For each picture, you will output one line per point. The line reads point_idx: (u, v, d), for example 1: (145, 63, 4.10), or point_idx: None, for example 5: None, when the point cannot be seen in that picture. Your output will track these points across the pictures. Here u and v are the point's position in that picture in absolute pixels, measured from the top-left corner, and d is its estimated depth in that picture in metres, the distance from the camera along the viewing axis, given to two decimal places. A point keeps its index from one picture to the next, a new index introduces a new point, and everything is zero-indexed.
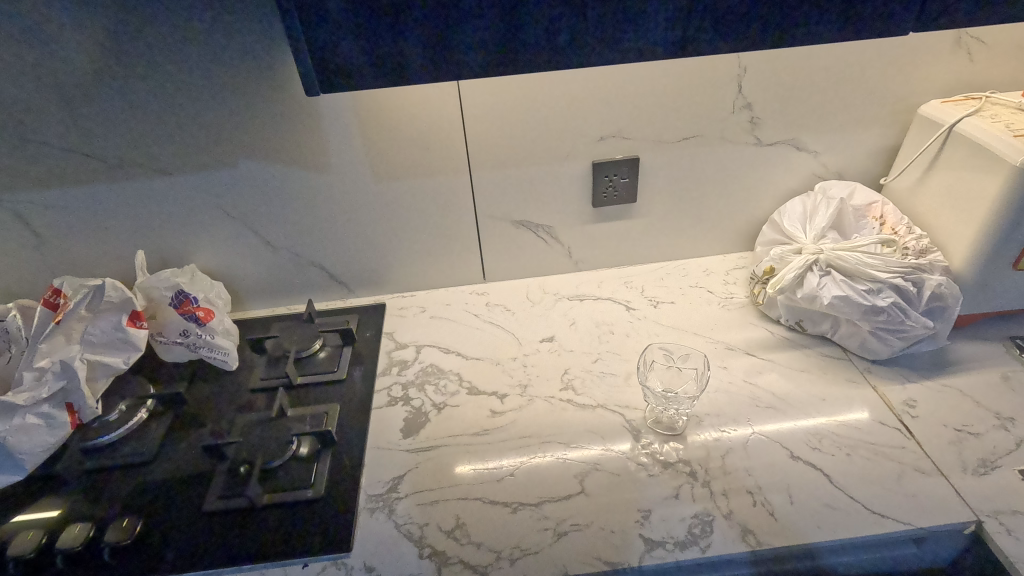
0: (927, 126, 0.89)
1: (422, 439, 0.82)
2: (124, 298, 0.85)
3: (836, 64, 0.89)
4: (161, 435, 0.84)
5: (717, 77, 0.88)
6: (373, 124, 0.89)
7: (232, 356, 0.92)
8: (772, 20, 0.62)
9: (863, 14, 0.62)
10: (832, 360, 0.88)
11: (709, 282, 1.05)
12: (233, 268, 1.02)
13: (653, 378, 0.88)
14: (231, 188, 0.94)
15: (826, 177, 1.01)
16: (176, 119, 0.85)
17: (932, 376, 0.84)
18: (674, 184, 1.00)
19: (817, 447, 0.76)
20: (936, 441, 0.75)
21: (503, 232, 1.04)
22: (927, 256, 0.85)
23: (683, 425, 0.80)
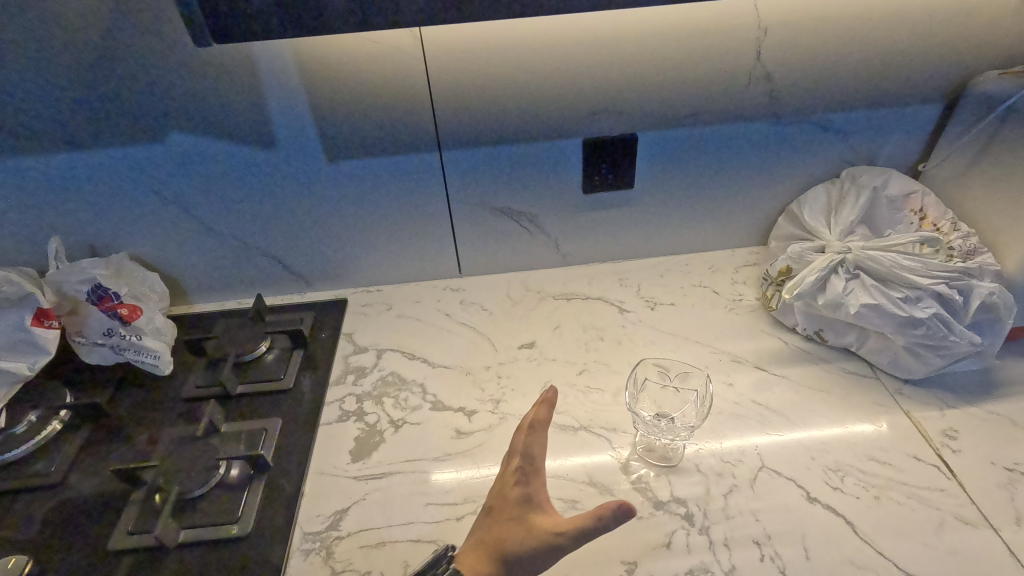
0: (982, 103, 0.75)
1: (374, 464, 0.70)
2: (23, 293, 0.73)
3: (876, 26, 0.74)
4: (74, 452, 0.73)
5: (733, 40, 0.74)
6: (323, 94, 0.75)
7: (164, 360, 0.80)
8: None
9: None
10: (857, 378, 0.75)
11: (715, 281, 0.92)
12: (172, 257, 0.90)
13: (645, 402, 0.75)
14: (161, 166, 0.81)
15: (855, 162, 0.87)
16: (85, 81, 0.72)
17: (976, 401, 0.71)
18: (678, 168, 0.86)
19: (838, 487, 0.63)
20: (982, 484, 0.62)
21: (480, 220, 0.91)
22: (975, 259, 0.72)
23: (678, 458, 0.67)
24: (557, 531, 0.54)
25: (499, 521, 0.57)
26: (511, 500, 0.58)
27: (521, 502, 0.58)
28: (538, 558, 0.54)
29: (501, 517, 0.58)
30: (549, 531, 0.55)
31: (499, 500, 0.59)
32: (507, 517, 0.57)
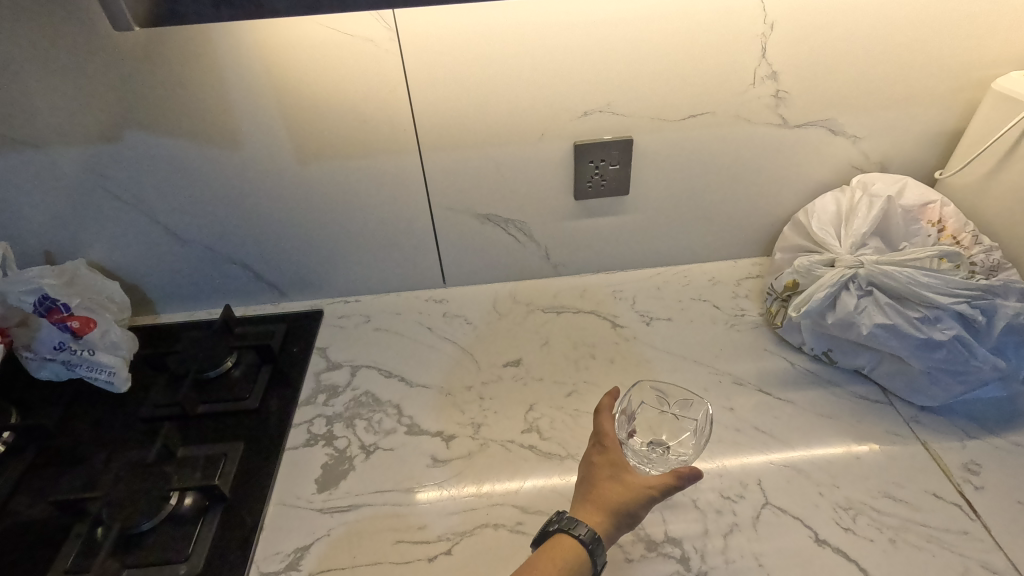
0: (1005, 106, 0.69)
1: (341, 495, 0.64)
2: None
3: (891, 23, 0.68)
4: (15, 478, 0.67)
5: (736, 36, 0.68)
6: (292, 91, 0.70)
7: (121, 376, 0.75)
8: None
9: None
10: (869, 404, 0.69)
11: (715, 294, 0.86)
12: (134, 265, 0.84)
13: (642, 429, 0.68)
14: (120, 168, 0.75)
15: (866, 168, 0.81)
16: (32, 72, 0.66)
17: (1000, 431, 0.65)
18: (676, 173, 0.81)
19: (850, 527, 0.58)
20: (1009, 526, 0.57)
21: (464, 228, 0.85)
22: (998, 276, 0.67)
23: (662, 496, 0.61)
24: (650, 483, 0.54)
25: (596, 485, 0.56)
26: (598, 466, 0.57)
27: (609, 465, 0.57)
28: (639, 511, 0.53)
29: (596, 482, 0.56)
30: (643, 485, 0.54)
31: (587, 470, 0.58)
32: (600, 481, 0.56)
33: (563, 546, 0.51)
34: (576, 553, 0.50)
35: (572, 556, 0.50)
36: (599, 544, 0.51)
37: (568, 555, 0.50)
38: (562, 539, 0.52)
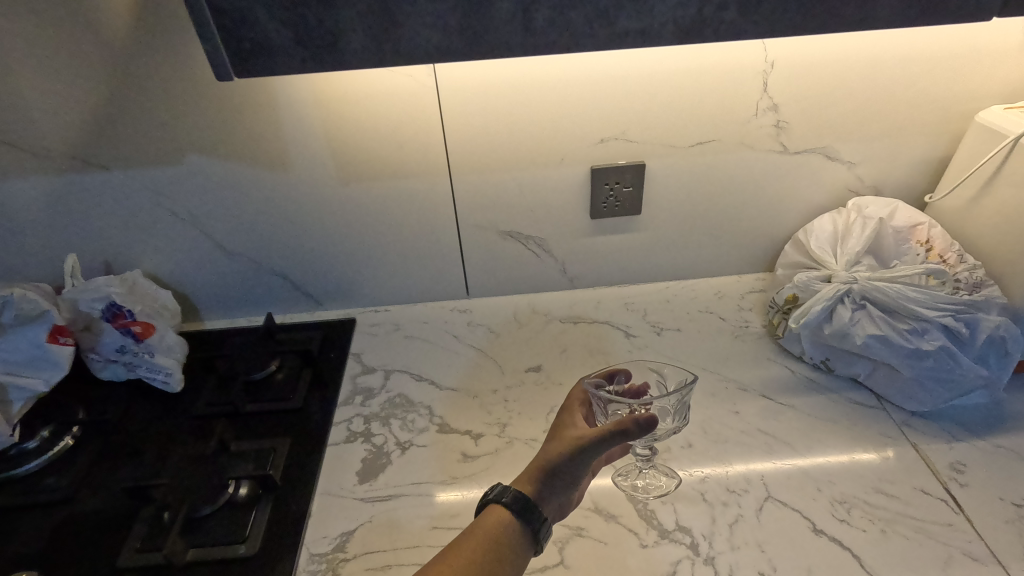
0: (986, 137, 0.76)
1: (380, 486, 0.71)
2: (38, 309, 0.73)
3: (880, 62, 0.75)
4: (85, 469, 0.74)
5: (740, 73, 0.75)
6: (337, 120, 0.77)
7: (176, 376, 0.82)
8: (811, 17, 0.47)
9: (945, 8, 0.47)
10: (864, 409, 0.75)
11: (721, 307, 0.93)
12: (185, 276, 0.91)
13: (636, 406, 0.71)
14: (179, 189, 0.82)
15: (861, 192, 0.88)
16: (109, 103, 0.74)
17: (984, 433, 0.70)
18: (684, 194, 0.87)
19: (845, 519, 0.63)
20: (990, 519, 0.62)
21: (489, 243, 0.92)
22: (982, 291, 0.73)
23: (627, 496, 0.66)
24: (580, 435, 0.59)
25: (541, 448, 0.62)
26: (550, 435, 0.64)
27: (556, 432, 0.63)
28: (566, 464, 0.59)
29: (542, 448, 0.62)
30: (576, 440, 0.60)
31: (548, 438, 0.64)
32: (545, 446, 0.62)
33: (493, 514, 0.56)
34: (502, 521, 0.55)
35: (500, 522, 0.55)
36: (524, 503, 0.56)
37: (494, 523, 0.55)
38: (493, 509, 0.57)
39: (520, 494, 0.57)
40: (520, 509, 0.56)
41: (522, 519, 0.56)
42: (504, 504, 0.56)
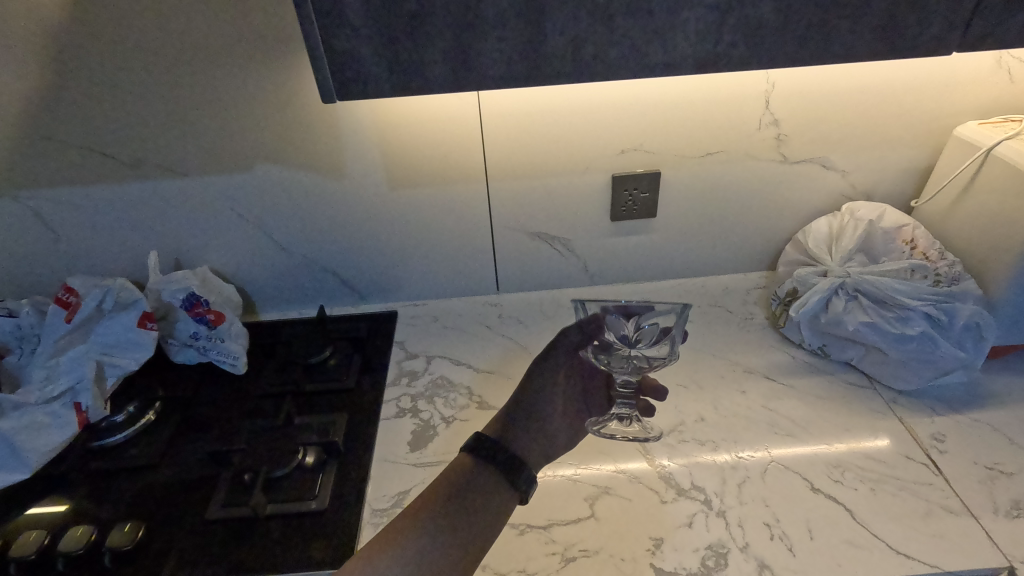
0: (963, 149, 0.86)
1: (429, 454, 0.80)
2: (134, 298, 0.85)
3: (868, 83, 0.86)
4: (168, 439, 0.84)
5: (745, 93, 0.86)
6: (389, 132, 0.88)
7: (242, 360, 0.92)
8: (804, 51, 0.57)
9: (913, 45, 0.57)
10: (856, 388, 0.84)
11: (729, 301, 1.02)
12: (246, 271, 1.02)
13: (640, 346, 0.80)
14: (247, 193, 0.93)
15: (854, 197, 0.98)
16: (192, 117, 0.85)
17: (962, 409, 0.80)
18: (695, 199, 0.97)
19: (839, 480, 0.73)
20: (966, 479, 0.71)
21: (519, 243, 1.02)
22: (960, 284, 0.82)
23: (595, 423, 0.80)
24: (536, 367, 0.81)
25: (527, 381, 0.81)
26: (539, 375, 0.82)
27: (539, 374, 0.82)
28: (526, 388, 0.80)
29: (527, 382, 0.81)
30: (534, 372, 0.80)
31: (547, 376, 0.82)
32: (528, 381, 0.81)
33: (461, 456, 0.70)
34: (467, 462, 0.69)
35: (467, 461, 0.69)
36: (481, 442, 0.70)
37: (460, 464, 0.69)
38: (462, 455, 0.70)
39: (490, 443, 0.70)
40: (491, 455, 0.69)
41: (491, 463, 0.68)
42: (475, 454, 0.70)
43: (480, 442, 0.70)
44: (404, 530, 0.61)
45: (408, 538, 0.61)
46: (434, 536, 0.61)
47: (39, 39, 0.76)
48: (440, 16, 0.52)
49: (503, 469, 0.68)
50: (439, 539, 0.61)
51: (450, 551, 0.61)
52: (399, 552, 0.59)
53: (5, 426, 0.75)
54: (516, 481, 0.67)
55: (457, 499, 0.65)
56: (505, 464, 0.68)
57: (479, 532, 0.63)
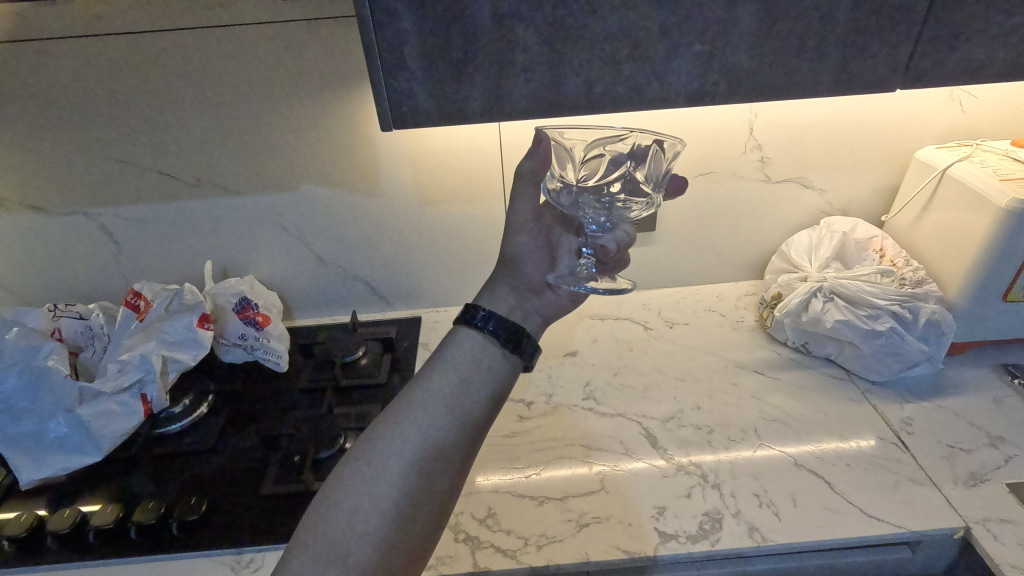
0: (923, 169, 0.98)
1: None
2: (197, 301, 0.96)
3: (838, 113, 0.98)
4: (220, 428, 0.93)
5: (731, 121, 0.98)
6: (419, 156, 1.00)
7: (284, 358, 1.02)
8: (775, 89, 0.70)
9: (864, 83, 0.70)
10: (835, 380, 0.95)
11: (721, 306, 1.13)
12: (286, 280, 1.13)
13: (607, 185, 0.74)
14: (291, 209, 1.04)
15: (831, 213, 1.10)
16: (247, 142, 0.96)
17: (928, 397, 0.90)
18: (690, 215, 1.09)
19: (820, 457, 0.82)
20: (930, 456, 0.81)
21: None
22: (923, 286, 0.94)
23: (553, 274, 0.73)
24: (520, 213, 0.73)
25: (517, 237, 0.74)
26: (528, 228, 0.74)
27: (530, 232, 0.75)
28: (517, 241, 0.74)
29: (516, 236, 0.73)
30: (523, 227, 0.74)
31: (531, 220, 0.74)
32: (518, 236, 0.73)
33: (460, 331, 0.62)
34: (473, 339, 0.61)
35: (469, 339, 0.61)
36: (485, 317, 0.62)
37: (462, 343, 0.61)
38: (462, 327, 0.62)
39: (485, 315, 0.62)
40: (487, 326, 0.61)
41: (488, 332, 0.61)
42: (472, 328, 0.62)
43: (472, 314, 0.63)
44: (405, 411, 0.56)
45: (410, 420, 0.55)
46: (439, 416, 0.56)
47: (120, 76, 0.89)
48: (479, 62, 0.66)
49: (503, 340, 0.61)
50: (444, 419, 0.56)
51: (458, 432, 0.56)
52: (405, 434, 0.55)
53: (84, 412, 0.84)
54: (518, 350, 0.62)
55: (459, 376, 0.58)
56: (506, 337, 0.61)
57: (483, 407, 0.58)
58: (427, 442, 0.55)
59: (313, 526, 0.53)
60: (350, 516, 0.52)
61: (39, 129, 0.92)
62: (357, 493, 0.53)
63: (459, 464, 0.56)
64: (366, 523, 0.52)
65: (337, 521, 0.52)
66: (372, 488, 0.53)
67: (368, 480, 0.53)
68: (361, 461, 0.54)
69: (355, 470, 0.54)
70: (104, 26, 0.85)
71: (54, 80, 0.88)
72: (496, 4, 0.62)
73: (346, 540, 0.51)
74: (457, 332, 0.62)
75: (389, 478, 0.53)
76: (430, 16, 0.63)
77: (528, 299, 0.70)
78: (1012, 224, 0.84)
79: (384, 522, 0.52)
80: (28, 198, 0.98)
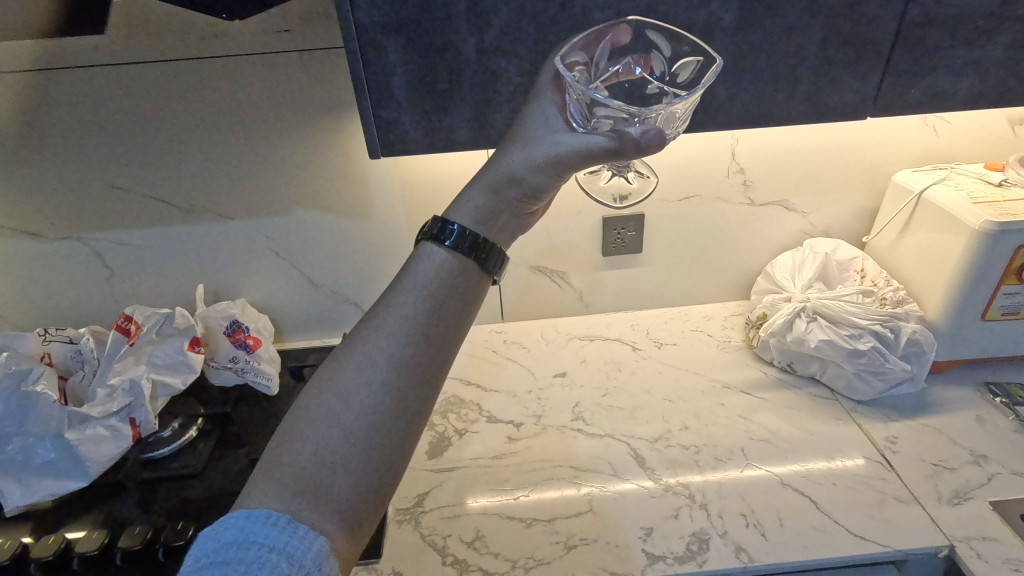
0: (900, 193, 1.01)
1: (444, 460, 0.90)
2: (188, 324, 0.96)
3: (817, 139, 1.01)
4: (209, 452, 0.93)
5: (713, 147, 1.01)
6: (410, 181, 1.02)
7: (274, 381, 1.04)
8: (751, 116, 0.72)
9: (836, 111, 0.72)
10: (821, 400, 0.96)
11: (709, 326, 1.15)
12: (277, 303, 1.13)
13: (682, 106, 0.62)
14: (283, 234, 1.06)
15: (814, 234, 1.12)
16: (239, 167, 0.98)
17: (912, 416, 0.92)
18: (676, 237, 1.11)
19: (806, 476, 0.83)
20: (914, 474, 0.82)
21: (522, 277, 1.14)
22: (904, 306, 0.96)
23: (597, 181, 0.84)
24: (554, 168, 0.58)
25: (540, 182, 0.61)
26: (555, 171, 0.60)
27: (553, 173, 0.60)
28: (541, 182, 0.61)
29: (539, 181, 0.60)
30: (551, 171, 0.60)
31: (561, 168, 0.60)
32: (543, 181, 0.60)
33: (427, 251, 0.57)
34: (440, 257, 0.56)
35: (438, 258, 0.56)
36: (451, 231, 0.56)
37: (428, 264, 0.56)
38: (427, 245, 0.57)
39: (454, 230, 0.56)
40: (455, 244, 0.56)
41: (455, 250, 0.56)
42: (439, 243, 0.56)
43: (438, 227, 0.56)
44: (371, 335, 0.52)
45: (378, 346, 0.52)
46: (408, 340, 0.52)
47: (116, 104, 0.91)
48: (464, 93, 0.69)
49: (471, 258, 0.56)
50: (415, 343, 0.53)
51: (429, 356, 0.53)
52: (372, 362, 0.52)
53: (72, 437, 0.84)
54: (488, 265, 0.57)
55: (429, 297, 0.54)
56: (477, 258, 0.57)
57: (450, 331, 0.54)
58: (398, 369, 0.52)
59: (281, 456, 0.50)
60: (319, 446, 0.50)
61: (34, 156, 0.93)
62: (321, 434, 0.50)
63: (431, 387, 0.53)
64: (337, 453, 0.49)
65: (306, 452, 0.50)
66: (341, 416, 0.50)
67: (336, 408, 0.51)
68: (328, 389, 0.51)
69: (322, 399, 0.51)
70: (102, 57, 0.87)
71: (51, 108, 0.90)
72: (481, 37, 0.65)
73: (316, 470, 0.49)
74: (422, 249, 0.57)
75: (359, 407, 0.51)
76: (418, 49, 0.65)
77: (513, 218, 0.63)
78: (986, 246, 0.86)
79: (356, 452, 0.50)
80: (22, 223, 0.99)
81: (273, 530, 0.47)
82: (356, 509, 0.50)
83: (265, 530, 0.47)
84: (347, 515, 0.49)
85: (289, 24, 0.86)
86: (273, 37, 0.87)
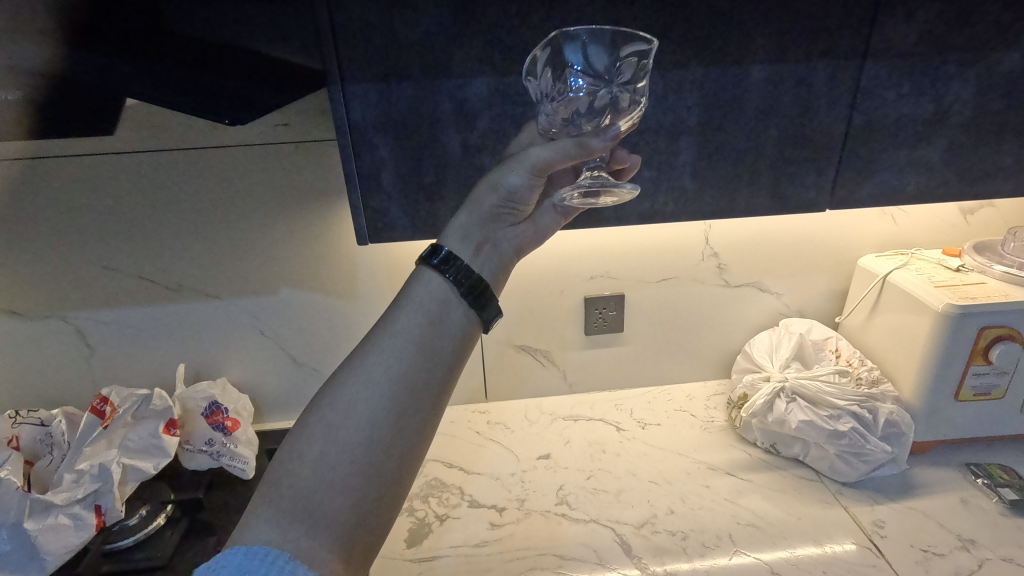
0: (866, 276, 1.06)
1: (424, 548, 0.86)
2: (166, 406, 0.95)
3: (784, 225, 1.07)
4: (176, 541, 0.89)
5: (687, 233, 1.06)
6: (396, 263, 1.05)
7: (251, 466, 1.00)
8: (719, 206, 0.77)
9: (796, 203, 0.77)
10: (806, 481, 0.95)
11: (691, 406, 1.15)
12: (259, 382, 1.12)
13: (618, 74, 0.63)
14: (269, 314, 1.07)
15: (789, 314, 1.16)
16: (230, 250, 1.01)
17: (898, 499, 0.91)
18: (655, 318, 1.14)
19: (796, 564, 0.81)
20: (904, 560, 0.81)
21: (505, 355, 1.15)
22: (879, 386, 0.98)
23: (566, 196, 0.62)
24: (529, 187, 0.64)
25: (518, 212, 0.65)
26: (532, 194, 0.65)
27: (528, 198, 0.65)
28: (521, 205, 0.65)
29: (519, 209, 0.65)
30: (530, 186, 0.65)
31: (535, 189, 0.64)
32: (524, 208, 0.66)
33: (421, 274, 0.56)
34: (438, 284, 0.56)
35: (436, 286, 0.55)
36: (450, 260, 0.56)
37: (425, 289, 0.55)
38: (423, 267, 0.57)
39: (449, 257, 0.56)
40: (453, 273, 0.56)
41: (451, 280, 0.56)
42: (434, 268, 0.56)
43: (434, 254, 0.57)
44: (373, 359, 0.52)
45: (406, 412, 0.51)
46: (424, 413, 0.52)
47: (113, 188, 0.94)
48: (450, 186, 0.73)
49: (465, 290, 0.56)
50: (416, 372, 0.52)
51: (438, 418, 0.53)
52: (397, 429, 0.50)
53: (31, 527, 0.79)
54: (479, 307, 0.57)
55: (430, 330, 0.54)
56: (465, 287, 0.56)
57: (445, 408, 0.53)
58: (410, 430, 0.51)
59: (278, 486, 0.48)
60: (317, 468, 0.48)
61: (26, 236, 0.95)
62: (299, 517, 0.47)
63: (432, 414, 0.52)
64: (336, 474, 0.48)
65: (304, 474, 0.48)
66: (341, 437, 0.49)
67: (352, 469, 0.48)
68: (327, 411, 0.50)
69: (321, 433, 0.49)
70: (106, 146, 0.91)
71: (49, 191, 0.93)
72: (465, 136, 0.71)
73: (315, 513, 0.47)
74: (418, 275, 0.56)
75: (370, 466, 0.49)
76: (406, 145, 0.70)
77: (503, 228, 0.64)
78: (948, 327, 0.90)
79: (354, 473, 0.48)
80: (6, 303, 0.99)
81: (271, 569, 0.45)
82: (352, 540, 0.48)
83: (264, 569, 0.45)
84: (350, 556, 0.48)
85: (287, 119, 0.92)
86: (271, 129, 0.93)
